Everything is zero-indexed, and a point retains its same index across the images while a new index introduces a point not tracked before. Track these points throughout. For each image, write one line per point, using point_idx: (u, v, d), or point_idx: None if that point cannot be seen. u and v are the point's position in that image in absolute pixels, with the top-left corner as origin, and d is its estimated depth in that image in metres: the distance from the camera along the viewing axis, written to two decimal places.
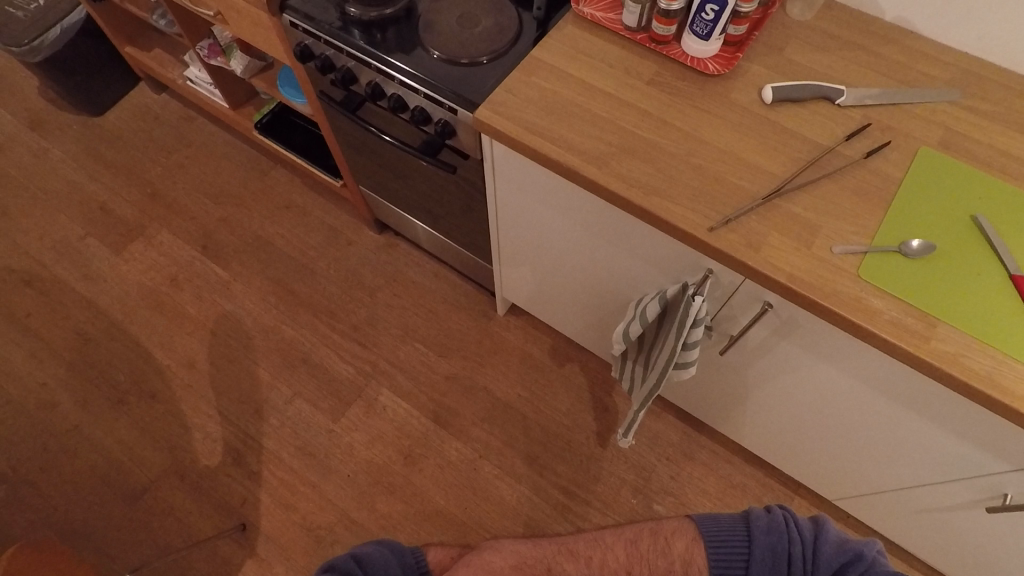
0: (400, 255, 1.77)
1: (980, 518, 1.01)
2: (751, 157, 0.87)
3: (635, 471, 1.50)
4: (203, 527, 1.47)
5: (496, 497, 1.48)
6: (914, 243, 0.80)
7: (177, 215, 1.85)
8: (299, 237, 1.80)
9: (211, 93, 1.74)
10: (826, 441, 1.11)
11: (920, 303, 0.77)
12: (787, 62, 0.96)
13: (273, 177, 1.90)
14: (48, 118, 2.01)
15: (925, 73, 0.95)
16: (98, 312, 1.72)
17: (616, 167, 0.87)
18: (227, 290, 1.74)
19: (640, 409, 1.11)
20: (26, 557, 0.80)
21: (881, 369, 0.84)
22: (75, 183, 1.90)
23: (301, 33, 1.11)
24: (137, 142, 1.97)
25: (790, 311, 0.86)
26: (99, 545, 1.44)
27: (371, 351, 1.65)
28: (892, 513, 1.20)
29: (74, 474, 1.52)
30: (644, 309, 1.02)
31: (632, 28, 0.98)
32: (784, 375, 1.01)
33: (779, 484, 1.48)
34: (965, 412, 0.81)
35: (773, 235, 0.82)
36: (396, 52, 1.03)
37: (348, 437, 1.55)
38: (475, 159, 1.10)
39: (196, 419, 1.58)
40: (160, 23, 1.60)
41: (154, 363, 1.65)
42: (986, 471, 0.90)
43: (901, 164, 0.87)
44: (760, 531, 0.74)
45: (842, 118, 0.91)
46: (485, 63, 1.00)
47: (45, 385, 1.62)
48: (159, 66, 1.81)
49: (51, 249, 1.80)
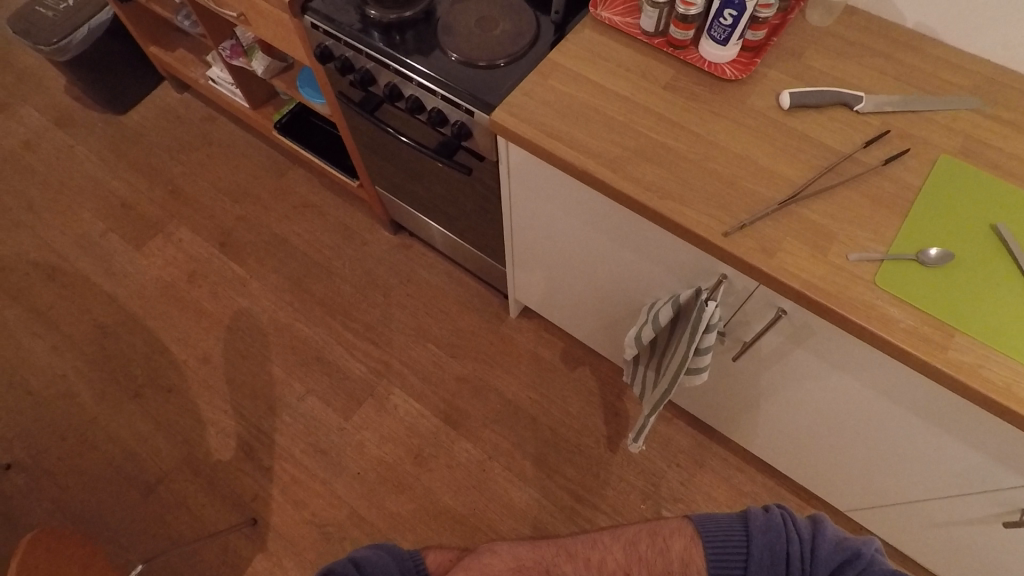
0: (414, 256, 1.78)
1: (997, 533, 0.99)
2: (767, 162, 0.87)
3: (645, 476, 1.49)
4: (214, 520, 1.48)
5: (505, 499, 1.48)
6: (932, 251, 0.79)
7: (197, 212, 1.87)
8: (315, 236, 1.82)
9: (232, 93, 1.76)
10: (839, 451, 1.10)
11: (937, 312, 0.76)
12: (806, 68, 0.96)
13: (291, 176, 1.92)
14: (74, 116, 2.05)
15: (946, 80, 0.94)
16: (117, 307, 1.74)
17: (631, 170, 0.87)
18: (244, 287, 1.76)
19: (651, 413, 1.11)
20: (42, 544, 0.81)
21: (895, 378, 0.83)
22: (98, 179, 1.94)
23: (321, 35, 1.12)
24: (159, 140, 2.00)
25: (804, 318, 0.86)
26: (113, 535, 1.47)
27: (384, 350, 1.66)
28: (905, 525, 1.18)
29: (90, 465, 1.54)
30: (657, 314, 1.02)
31: (650, 32, 0.98)
32: (798, 382, 1.00)
33: (791, 493, 1.47)
34: (982, 423, 0.80)
35: (788, 241, 0.81)
36: (415, 54, 1.04)
37: (359, 435, 1.56)
38: (491, 161, 1.10)
39: (211, 413, 1.60)
40: (184, 24, 1.63)
41: (170, 357, 1.67)
42: (1003, 485, 0.88)
43: (920, 171, 0.86)
44: (758, 531, 0.73)
45: (860, 125, 0.90)
46: (503, 65, 1.00)
47: (64, 376, 1.65)
48: (182, 66, 1.84)
49: (74, 243, 1.84)
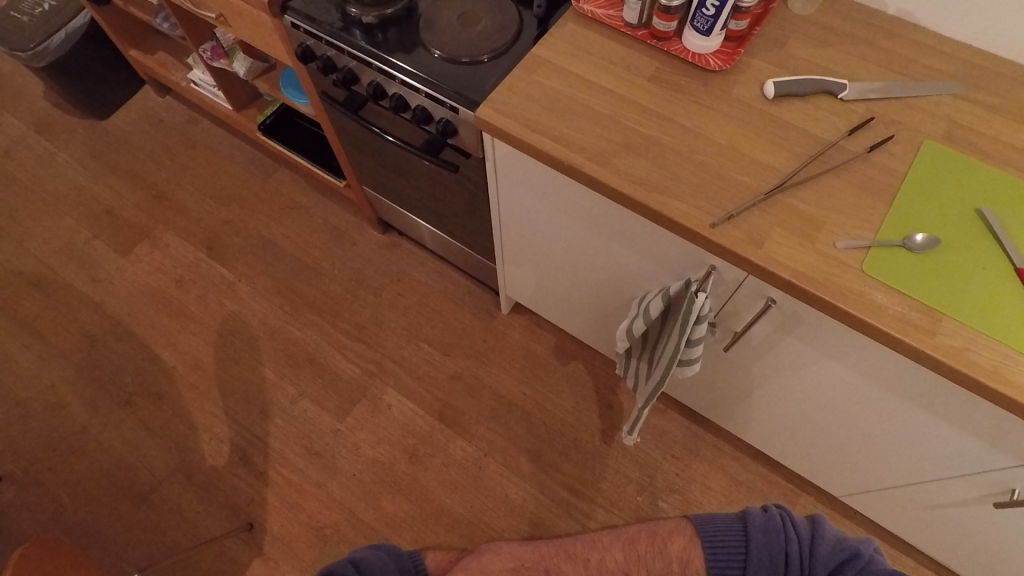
0: (404, 255, 1.78)
1: (989, 514, 1.00)
2: (754, 152, 0.87)
3: (641, 468, 1.50)
4: (210, 527, 1.47)
5: (502, 496, 1.48)
6: (918, 237, 0.80)
7: (183, 217, 1.86)
8: (304, 238, 1.81)
9: (215, 95, 1.74)
10: (832, 437, 1.11)
11: (924, 298, 0.77)
12: (789, 57, 0.96)
13: (277, 178, 1.90)
14: (54, 122, 2.02)
15: (928, 66, 0.94)
16: (105, 315, 1.73)
17: (618, 164, 0.87)
18: (233, 291, 1.75)
19: (645, 406, 1.11)
20: (34, 559, 0.80)
21: (885, 364, 0.84)
22: (81, 186, 1.91)
23: (302, 34, 1.11)
24: (142, 145, 1.98)
25: (794, 307, 0.86)
26: (108, 545, 1.46)
27: (376, 350, 1.65)
28: (899, 509, 1.19)
29: (83, 476, 1.53)
30: (648, 306, 1.02)
31: (633, 25, 0.98)
32: (789, 370, 1.01)
33: (785, 480, 1.48)
34: (971, 406, 0.80)
35: (776, 231, 0.81)
36: (398, 52, 1.03)
37: (353, 436, 1.55)
38: (477, 158, 1.10)
39: (203, 419, 1.58)
40: (163, 27, 1.61)
41: (160, 364, 1.66)
42: (993, 466, 0.89)
43: (905, 158, 0.86)
44: (757, 530, 0.76)
45: (845, 113, 0.90)
46: (486, 61, 1.00)
47: (53, 386, 1.63)
48: (163, 69, 1.82)
49: (58, 252, 1.82)
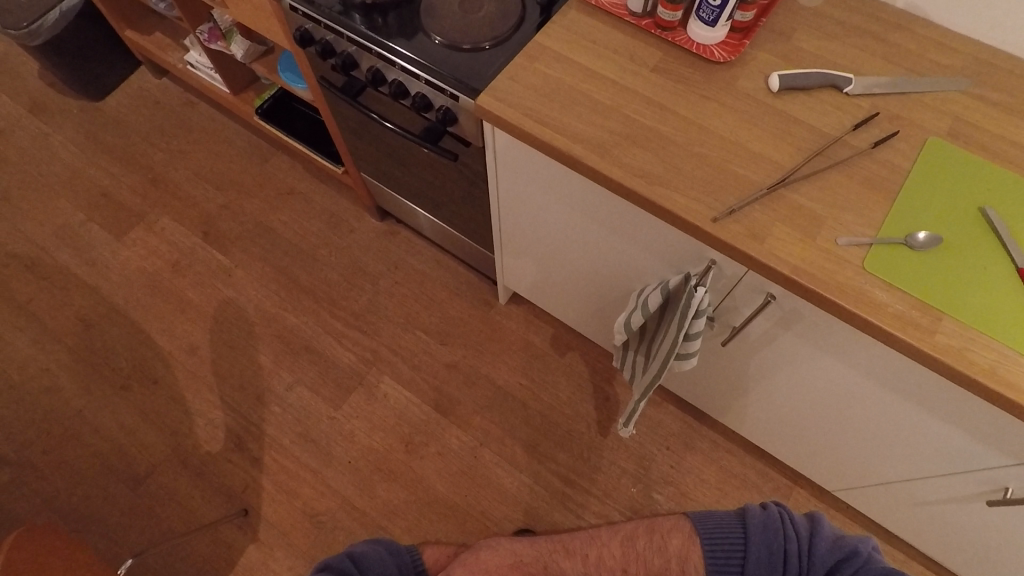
0: (402, 244, 1.76)
1: (984, 511, 1.01)
2: (756, 146, 0.86)
3: (636, 460, 1.50)
4: (205, 512, 1.48)
5: (497, 485, 1.48)
6: (920, 235, 0.79)
7: (178, 201, 1.84)
8: (300, 223, 1.80)
9: (211, 78, 1.72)
10: (827, 432, 1.11)
11: (922, 295, 0.76)
12: (795, 49, 0.94)
13: (274, 163, 1.89)
14: (48, 103, 2.00)
15: (935, 61, 0.93)
16: (100, 298, 1.72)
17: (620, 156, 0.86)
18: (229, 276, 1.73)
19: (641, 398, 1.11)
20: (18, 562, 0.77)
21: (884, 362, 0.83)
22: (76, 168, 1.89)
23: (301, 17, 1.10)
24: (138, 127, 1.96)
25: (793, 303, 0.86)
26: (103, 527, 1.46)
27: (372, 338, 1.65)
28: (888, 504, 1.20)
29: (76, 459, 1.53)
30: (646, 300, 1.01)
31: (637, 13, 0.96)
32: (789, 366, 1.00)
33: (780, 474, 1.48)
34: (968, 406, 0.80)
35: (778, 227, 0.80)
36: (398, 37, 1.01)
37: (349, 424, 1.55)
38: (477, 147, 1.08)
39: (199, 404, 1.58)
40: (159, 7, 1.59)
41: (155, 349, 1.65)
42: (986, 465, 0.90)
43: (909, 155, 0.86)
44: (756, 528, 0.77)
45: (850, 107, 0.89)
46: (487, 49, 0.98)
47: (48, 370, 1.63)
48: (159, 50, 1.79)
49: (53, 234, 1.80)
